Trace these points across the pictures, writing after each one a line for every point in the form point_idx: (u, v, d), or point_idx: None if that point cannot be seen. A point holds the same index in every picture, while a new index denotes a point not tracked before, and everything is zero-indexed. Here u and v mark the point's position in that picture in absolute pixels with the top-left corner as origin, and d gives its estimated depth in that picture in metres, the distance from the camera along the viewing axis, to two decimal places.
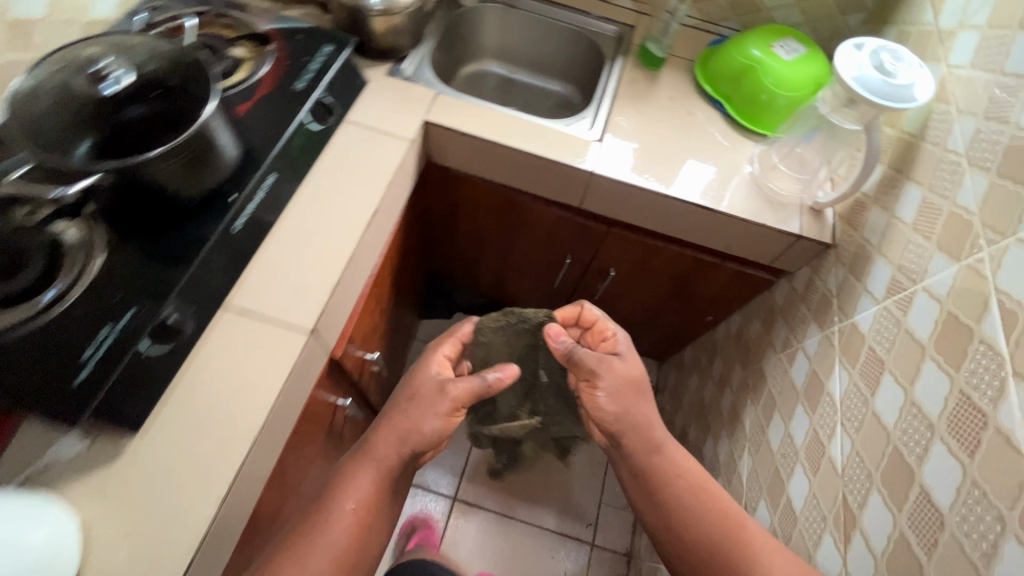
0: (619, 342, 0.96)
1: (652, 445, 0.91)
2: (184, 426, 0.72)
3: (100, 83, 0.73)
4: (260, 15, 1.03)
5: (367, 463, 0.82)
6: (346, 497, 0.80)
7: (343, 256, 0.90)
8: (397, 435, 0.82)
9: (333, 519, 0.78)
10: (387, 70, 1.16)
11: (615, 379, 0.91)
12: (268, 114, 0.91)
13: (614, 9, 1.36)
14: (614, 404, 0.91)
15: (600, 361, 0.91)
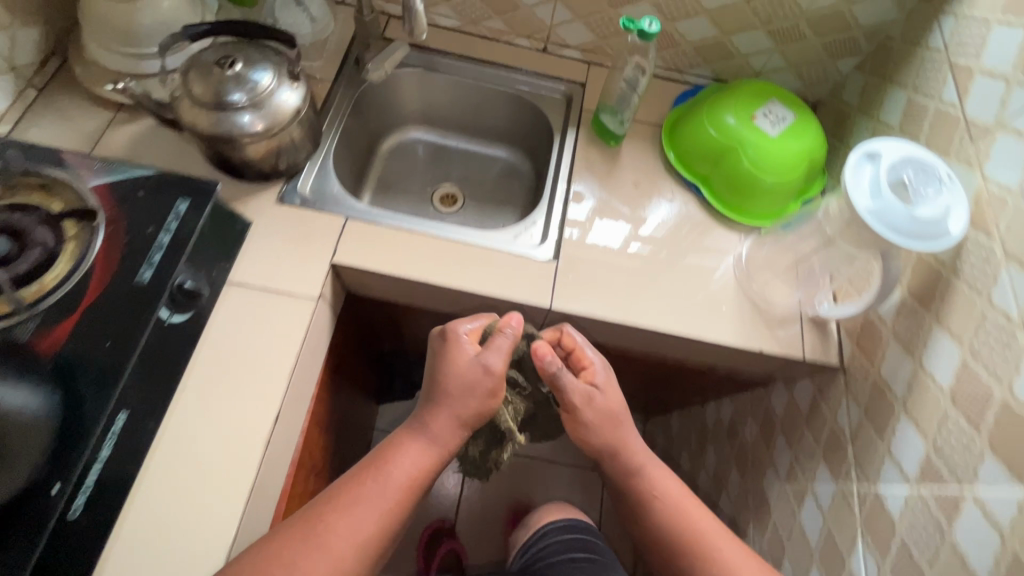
0: (600, 371, 0.83)
1: (621, 457, 0.81)
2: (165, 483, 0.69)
3: None
4: (82, 163, 0.76)
5: (429, 438, 0.74)
6: (400, 473, 0.71)
7: (238, 503, 0.69)
8: (461, 408, 0.75)
9: (381, 499, 0.69)
10: (277, 195, 0.90)
11: (596, 417, 0.80)
12: (105, 330, 0.67)
13: (558, 63, 1.11)
14: (594, 430, 0.81)
15: (582, 393, 0.80)
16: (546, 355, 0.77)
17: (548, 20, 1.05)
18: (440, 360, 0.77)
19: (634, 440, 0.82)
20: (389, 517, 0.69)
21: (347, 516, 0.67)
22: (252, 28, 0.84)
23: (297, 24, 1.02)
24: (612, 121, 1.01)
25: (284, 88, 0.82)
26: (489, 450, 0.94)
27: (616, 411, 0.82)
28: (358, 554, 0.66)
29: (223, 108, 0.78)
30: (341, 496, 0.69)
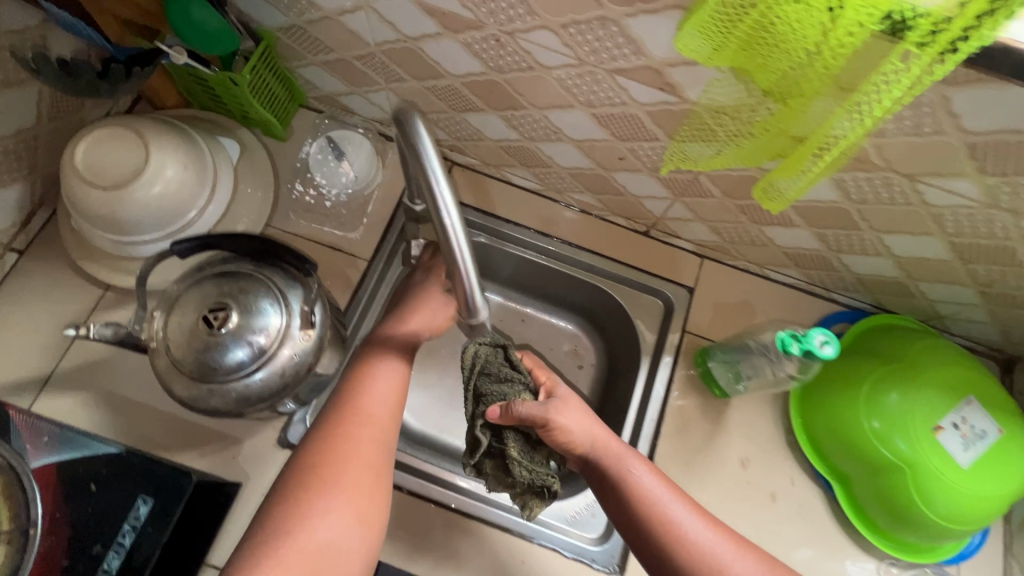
0: (557, 386, 0.70)
1: (601, 454, 0.63)
2: None
3: None
4: (28, 427, 0.59)
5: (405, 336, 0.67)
6: (383, 376, 0.63)
7: None
8: (430, 307, 0.70)
9: (374, 393, 0.62)
10: (278, 437, 0.71)
11: (574, 423, 0.64)
12: None
13: (660, 254, 0.84)
14: (576, 442, 0.64)
15: (543, 410, 0.64)
16: (495, 411, 0.65)
17: (657, 211, 0.78)
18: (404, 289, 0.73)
19: (614, 441, 0.64)
20: (395, 408, 0.63)
21: (359, 408, 0.60)
22: (258, 241, 0.62)
23: (341, 181, 0.82)
24: (721, 370, 0.76)
25: (291, 338, 0.60)
26: (532, 455, 0.69)
27: (588, 425, 0.64)
28: (390, 429, 0.61)
29: (209, 377, 0.58)
30: (336, 405, 0.61)
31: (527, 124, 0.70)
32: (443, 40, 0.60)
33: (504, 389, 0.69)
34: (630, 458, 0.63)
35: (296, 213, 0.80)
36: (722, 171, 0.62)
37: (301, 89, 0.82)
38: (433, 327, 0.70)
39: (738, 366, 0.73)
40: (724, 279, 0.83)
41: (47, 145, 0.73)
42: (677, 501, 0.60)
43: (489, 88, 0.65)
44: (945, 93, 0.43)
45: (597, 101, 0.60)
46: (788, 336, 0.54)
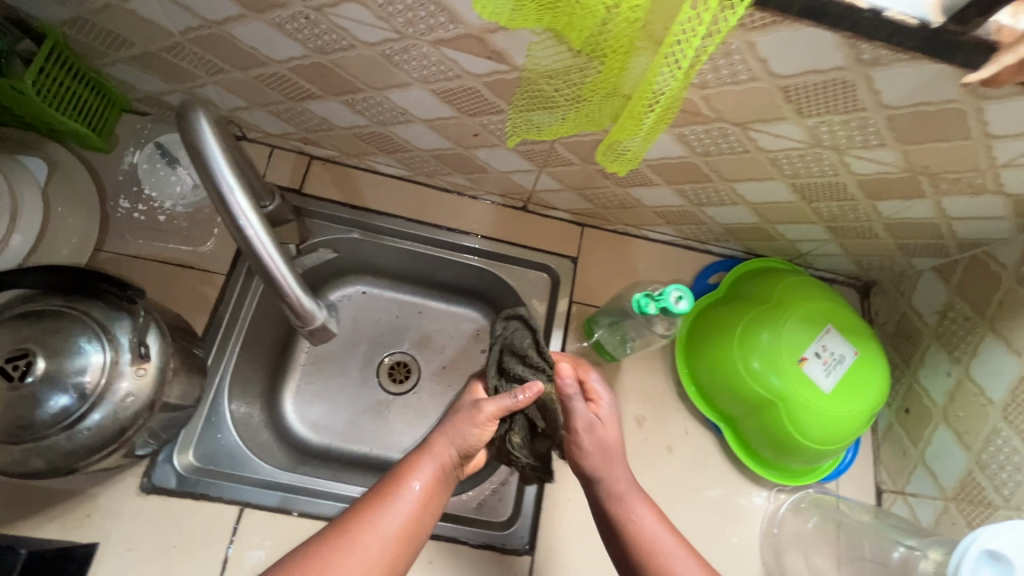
0: (606, 405, 0.62)
1: (606, 498, 0.59)
2: None
3: None
4: None
5: (432, 452, 0.57)
6: (415, 481, 0.55)
7: None
8: (463, 432, 0.59)
9: (402, 499, 0.54)
10: (140, 482, 0.64)
11: (603, 450, 0.59)
12: None
13: (541, 227, 0.83)
14: (594, 469, 0.59)
15: (585, 418, 0.60)
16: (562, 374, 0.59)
17: (528, 185, 0.76)
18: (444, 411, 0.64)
19: (624, 479, 0.59)
20: (413, 525, 0.53)
21: (371, 522, 0.51)
22: (62, 270, 0.55)
23: (175, 191, 0.73)
24: (606, 338, 0.76)
25: (118, 384, 0.53)
26: (534, 444, 0.66)
27: (612, 453, 0.60)
28: (395, 555, 0.51)
29: (21, 436, 0.50)
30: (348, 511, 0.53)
31: (373, 109, 0.65)
32: (250, 22, 0.54)
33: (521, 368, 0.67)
34: (637, 504, 0.58)
35: (130, 233, 0.71)
36: (573, 137, 0.61)
37: (117, 91, 0.72)
38: (465, 443, 0.59)
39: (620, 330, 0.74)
40: (606, 244, 0.84)
41: None
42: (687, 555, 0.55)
43: (319, 72, 0.60)
44: (749, 38, 0.44)
45: (432, 76, 0.56)
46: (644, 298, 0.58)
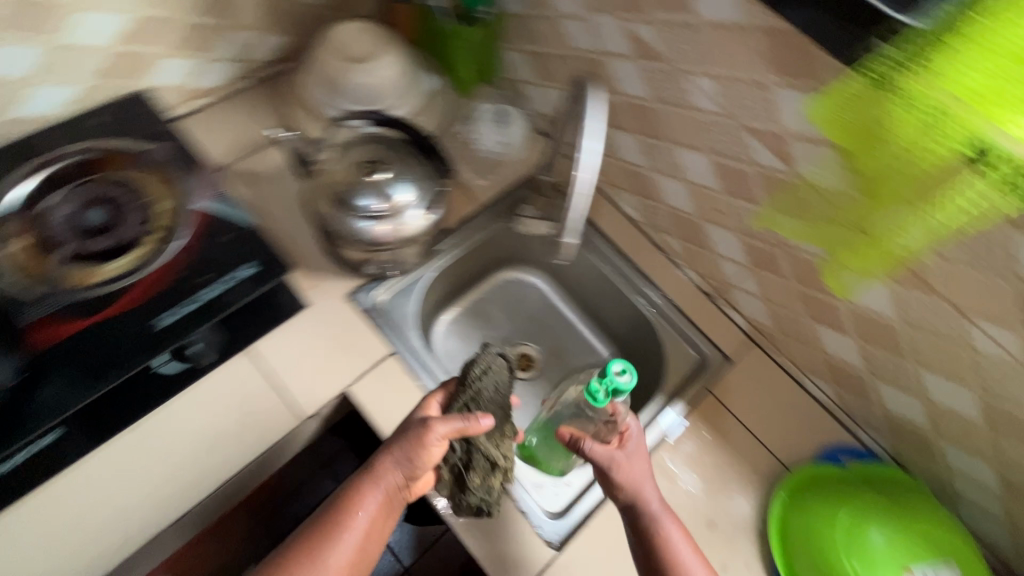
0: (632, 438, 0.71)
1: (639, 519, 0.67)
2: (122, 462, 0.68)
3: None
4: (210, 180, 0.77)
5: (377, 483, 0.66)
6: (360, 513, 0.65)
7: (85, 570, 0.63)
8: (406, 461, 0.66)
9: (348, 530, 0.65)
10: (349, 290, 0.84)
11: (634, 481, 0.68)
12: (87, 357, 0.63)
13: (715, 319, 0.92)
14: (625, 494, 0.68)
15: (605, 459, 0.68)
16: (565, 437, 0.71)
17: (730, 277, 0.87)
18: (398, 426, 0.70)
19: (656, 502, 0.67)
20: (357, 545, 0.65)
21: (322, 553, 0.63)
22: (424, 140, 0.79)
23: (489, 137, 0.99)
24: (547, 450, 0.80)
25: (374, 227, 0.75)
26: (488, 481, 0.69)
27: (641, 481, 0.68)
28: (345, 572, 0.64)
29: (339, 205, 0.74)
30: (308, 529, 0.65)
31: (659, 156, 0.83)
32: (628, 62, 0.77)
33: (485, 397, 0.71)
34: (672, 525, 0.66)
35: (449, 147, 0.97)
36: (800, 249, 0.71)
37: (501, 68, 1.02)
38: (408, 468, 0.66)
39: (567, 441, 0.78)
40: (763, 367, 0.89)
41: (317, 22, 0.96)
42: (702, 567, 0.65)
43: (643, 114, 0.81)
44: (1012, 235, 0.51)
45: (724, 151, 0.72)
46: (593, 386, 0.69)
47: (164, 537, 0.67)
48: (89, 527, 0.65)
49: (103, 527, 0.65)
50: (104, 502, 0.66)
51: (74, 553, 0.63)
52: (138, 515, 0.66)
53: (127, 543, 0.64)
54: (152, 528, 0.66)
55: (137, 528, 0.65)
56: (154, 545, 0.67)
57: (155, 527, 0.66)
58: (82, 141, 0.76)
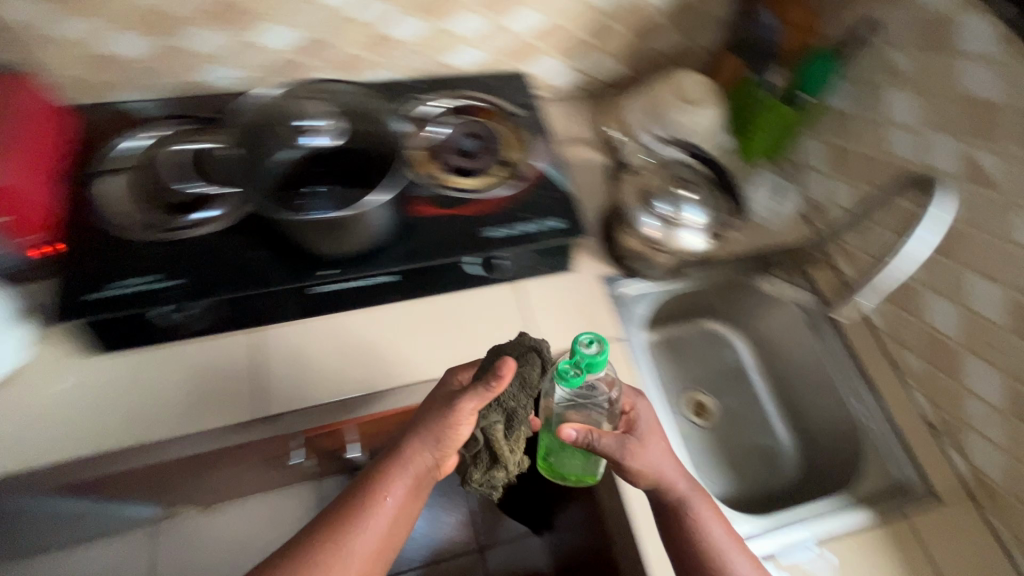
0: (637, 421, 0.72)
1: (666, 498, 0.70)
2: (409, 323, 0.85)
3: (304, 135, 0.78)
4: (548, 150, 0.96)
5: (408, 468, 0.69)
6: (389, 496, 0.69)
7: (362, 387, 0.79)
8: (436, 441, 0.69)
9: (379, 513, 0.68)
10: (604, 274, 0.96)
11: (649, 463, 0.68)
12: (437, 235, 0.82)
13: (933, 453, 0.88)
14: (647, 477, 0.69)
15: (619, 448, 0.67)
16: (571, 435, 0.66)
17: (972, 416, 0.84)
18: (427, 400, 0.72)
19: (678, 481, 0.70)
20: (388, 520, 0.69)
21: (354, 530, 0.67)
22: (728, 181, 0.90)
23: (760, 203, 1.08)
24: (571, 468, 0.78)
25: (648, 228, 0.88)
26: (488, 473, 0.74)
27: (659, 463, 0.69)
28: (379, 542, 0.68)
29: (644, 201, 0.88)
30: (340, 505, 0.70)
31: (941, 275, 0.88)
32: (950, 181, 0.83)
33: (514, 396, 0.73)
34: (700, 505, 0.70)
35: None
36: None
37: (791, 153, 1.12)
38: (436, 447, 0.70)
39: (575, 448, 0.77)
40: (977, 524, 0.82)
41: (655, 67, 1.16)
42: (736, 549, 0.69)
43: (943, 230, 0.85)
44: None
45: None
46: (565, 365, 0.64)
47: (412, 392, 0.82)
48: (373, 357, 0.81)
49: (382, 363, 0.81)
50: (390, 345, 0.83)
51: (359, 369, 0.80)
52: (406, 366, 0.82)
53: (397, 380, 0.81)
54: (412, 380, 0.80)
55: (404, 375, 0.81)
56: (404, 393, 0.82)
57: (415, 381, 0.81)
58: (477, 91, 1.00)
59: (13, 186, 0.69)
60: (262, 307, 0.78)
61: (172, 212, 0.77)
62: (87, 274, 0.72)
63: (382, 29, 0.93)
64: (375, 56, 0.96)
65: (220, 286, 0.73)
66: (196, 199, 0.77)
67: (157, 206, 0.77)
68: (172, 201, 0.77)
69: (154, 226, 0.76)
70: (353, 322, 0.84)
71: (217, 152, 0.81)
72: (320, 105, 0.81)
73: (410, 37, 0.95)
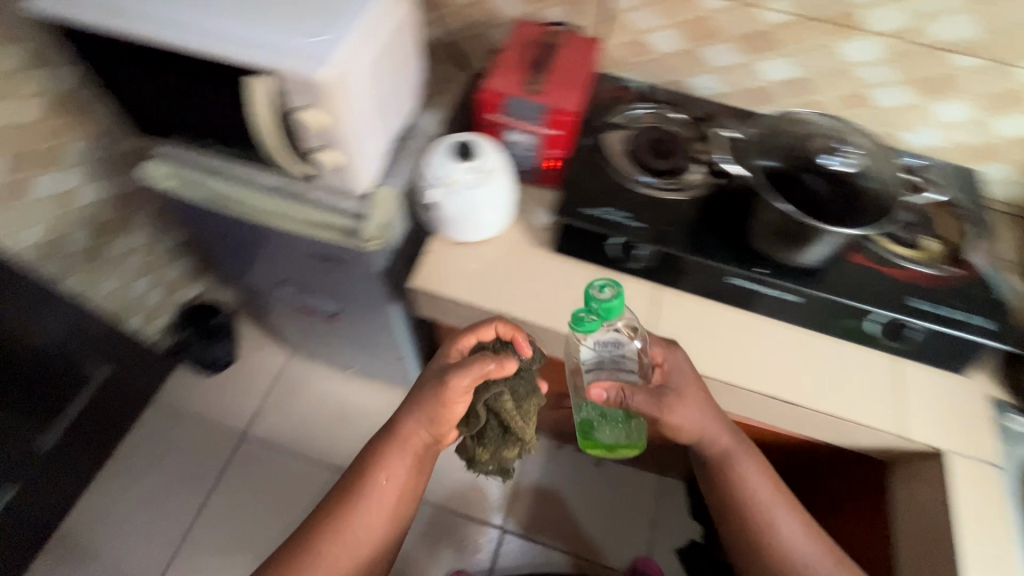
0: (670, 374, 0.84)
1: (711, 449, 0.87)
2: (788, 345, 0.91)
3: (827, 153, 0.83)
4: (987, 251, 0.92)
5: (403, 444, 0.86)
6: (384, 477, 0.86)
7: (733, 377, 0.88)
8: (403, 443, 0.86)
9: (376, 486, 0.86)
10: (999, 397, 0.89)
11: (682, 418, 0.83)
12: (861, 283, 0.87)
13: None
14: (685, 429, 0.84)
15: (655, 408, 0.82)
16: (603, 396, 0.82)
17: None
18: (426, 374, 0.87)
19: (722, 437, 0.86)
20: (391, 487, 0.86)
21: (367, 496, 0.85)
22: None
23: None
24: (615, 439, 0.96)
25: None
26: (505, 441, 0.89)
27: (700, 420, 0.84)
28: (400, 488, 0.87)
29: None
30: (338, 491, 0.87)
31: None
32: None
33: (486, 395, 0.84)
34: (741, 458, 0.86)
35: None
36: None
37: None
38: (424, 428, 0.86)
39: (611, 419, 0.96)
40: None
41: None
42: (793, 518, 0.83)
43: None
44: None
45: None
46: (579, 315, 0.78)
47: (767, 404, 0.88)
48: (750, 359, 0.90)
49: (755, 367, 0.89)
50: (765, 355, 0.90)
51: (734, 361, 0.89)
52: (774, 381, 0.88)
53: (772, 390, 0.87)
54: (778, 395, 0.87)
55: (771, 387, 0.87)
56: (762, 401, 0.88)
57: (779, 397, 0.87)
58: (925, 171, 1.01)
59: (571, 110, 0.89)
60: (688, 274, 0.92)
61: (652, 173, 0.96)
62: (585, 195, 0.94)
63: (870, 91, 0.99)
64: (842, 107, 1.03)
65: (679, 245, 0.89)
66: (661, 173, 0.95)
67: (643, 164, 0.96)
68: (655, 166, 0.96)
69: (637, 179, 0.95)
70: (746, 322, 0.93)
71: (698, 144, 0.99)
72: (855, 138, 0.85)
73: (888, 103, 0.99)
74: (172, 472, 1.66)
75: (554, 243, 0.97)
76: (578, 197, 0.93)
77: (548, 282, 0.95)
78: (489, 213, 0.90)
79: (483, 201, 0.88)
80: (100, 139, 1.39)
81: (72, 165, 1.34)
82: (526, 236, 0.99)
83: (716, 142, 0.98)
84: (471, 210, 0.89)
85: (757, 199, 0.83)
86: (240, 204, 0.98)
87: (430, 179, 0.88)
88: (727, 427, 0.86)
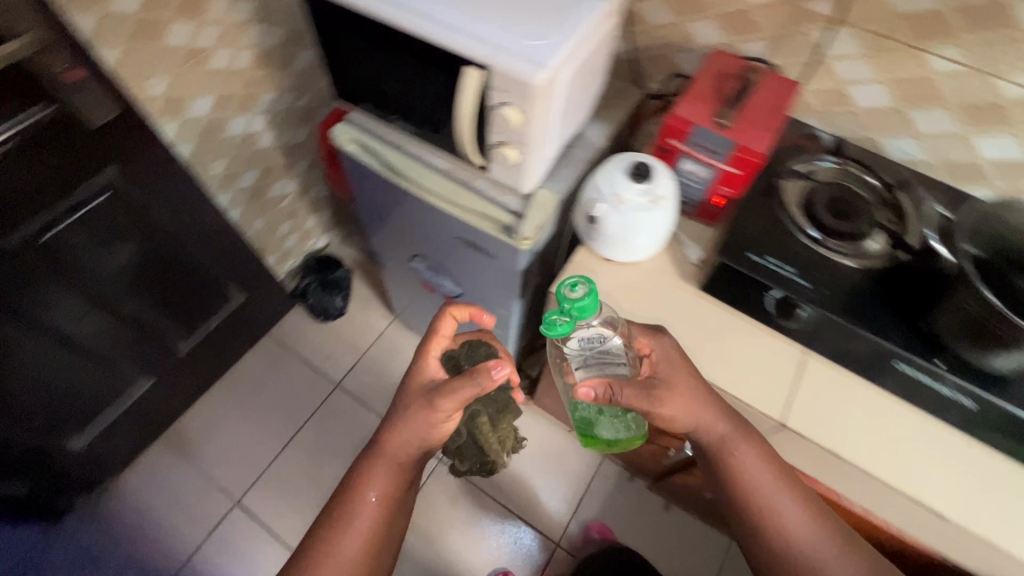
0: (657, 364, 0.85)
1: (708, 438, 0.83)
2: (947, 448, 0.82)
3: None
4: None
5: (390, 456, 0.85)
6: (371, 493, 0.84)
7: (873, 465, 0.81)
8: (394, 455, 0.85)
9: (362, 504, 0.84)
10: None
11: (674, 411, 0.81)
12: None
13: None
14: (677, 420, 0.83)
15: (645, 401, 0.82)
16: (591, 394, 0.82)
17: None
18: (405, 387, 0.90)
19: (721, 425, 0.82)
20: (377, 500, 0.84)
21: (354, 515, 0.83)
22: None
23: None
24: (616, 435, 1.05)
25: None
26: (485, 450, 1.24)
27: (694, 411, 0.83)
28: (386, 501, 0.85)
29: None
30: (325, 514, 0.85)
31: None
32: None
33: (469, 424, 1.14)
34: (739, 445, 0.82)
35: None
36: None
37: None
38: (413, 442, 0.85)
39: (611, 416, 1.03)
40: None
41: None
42: (798, 508, 0.80)
43: None
44: None
45: None
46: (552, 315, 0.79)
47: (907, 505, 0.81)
48: (898, 451, 0.82)
49: (903, 461, 0.81)
50: (918, 452, 0.82)
51: (879, 450, 0.82)
52: (923, 484, 0.80)
53: (929, 499, 0.79)
54: (924, 499, 0.79)
55: (916, 489, 0.80)
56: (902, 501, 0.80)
57: (925, 502, 0.79)
58: None
59: (759, 154, 0.86)
60: (849, 347, 0.86)
61: (828, 231, 0.89)
62: (753, 239, 0.90)
63: None
64: None
65: (848, 314, 0.84)
66: (838, 233, 0.89)
67: (821, 221, 0.90)
68: (835, 225, 0.89)
69: (811, 234, 0.90)
70: (911, 418, 0.84)
71: (886, 212, 0.92)
72: None
73: None
74: (270, 399, 1.82)
75: (702, 279, 0.95)
76: (746, 239, 0.90)
77: (689, 318, 0.93)
78: (644, 237, 0.90)
79: (643, 224, 0.88)
80: (285, 91, 1.53)
81: (260, 111, 1.49)
82: (673, 266, 0.97)
83: (907, 214, 0.90)
84: (628, 230, 0.89)
85: (953, 285, 0.76)
86: (409, 179, 1.04)
87: (602, 193, 0.89)
88: (724, 415, 0.83)
